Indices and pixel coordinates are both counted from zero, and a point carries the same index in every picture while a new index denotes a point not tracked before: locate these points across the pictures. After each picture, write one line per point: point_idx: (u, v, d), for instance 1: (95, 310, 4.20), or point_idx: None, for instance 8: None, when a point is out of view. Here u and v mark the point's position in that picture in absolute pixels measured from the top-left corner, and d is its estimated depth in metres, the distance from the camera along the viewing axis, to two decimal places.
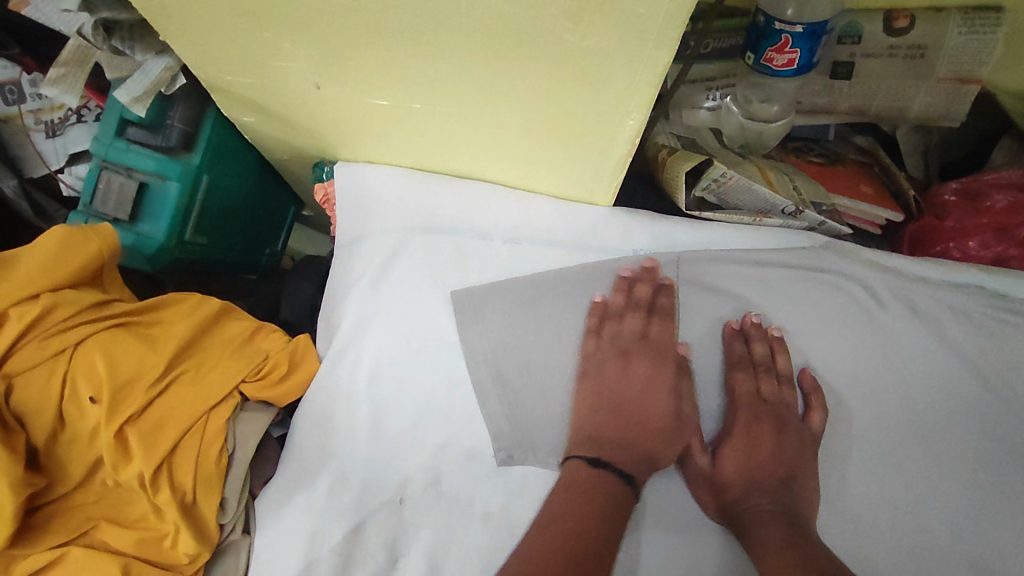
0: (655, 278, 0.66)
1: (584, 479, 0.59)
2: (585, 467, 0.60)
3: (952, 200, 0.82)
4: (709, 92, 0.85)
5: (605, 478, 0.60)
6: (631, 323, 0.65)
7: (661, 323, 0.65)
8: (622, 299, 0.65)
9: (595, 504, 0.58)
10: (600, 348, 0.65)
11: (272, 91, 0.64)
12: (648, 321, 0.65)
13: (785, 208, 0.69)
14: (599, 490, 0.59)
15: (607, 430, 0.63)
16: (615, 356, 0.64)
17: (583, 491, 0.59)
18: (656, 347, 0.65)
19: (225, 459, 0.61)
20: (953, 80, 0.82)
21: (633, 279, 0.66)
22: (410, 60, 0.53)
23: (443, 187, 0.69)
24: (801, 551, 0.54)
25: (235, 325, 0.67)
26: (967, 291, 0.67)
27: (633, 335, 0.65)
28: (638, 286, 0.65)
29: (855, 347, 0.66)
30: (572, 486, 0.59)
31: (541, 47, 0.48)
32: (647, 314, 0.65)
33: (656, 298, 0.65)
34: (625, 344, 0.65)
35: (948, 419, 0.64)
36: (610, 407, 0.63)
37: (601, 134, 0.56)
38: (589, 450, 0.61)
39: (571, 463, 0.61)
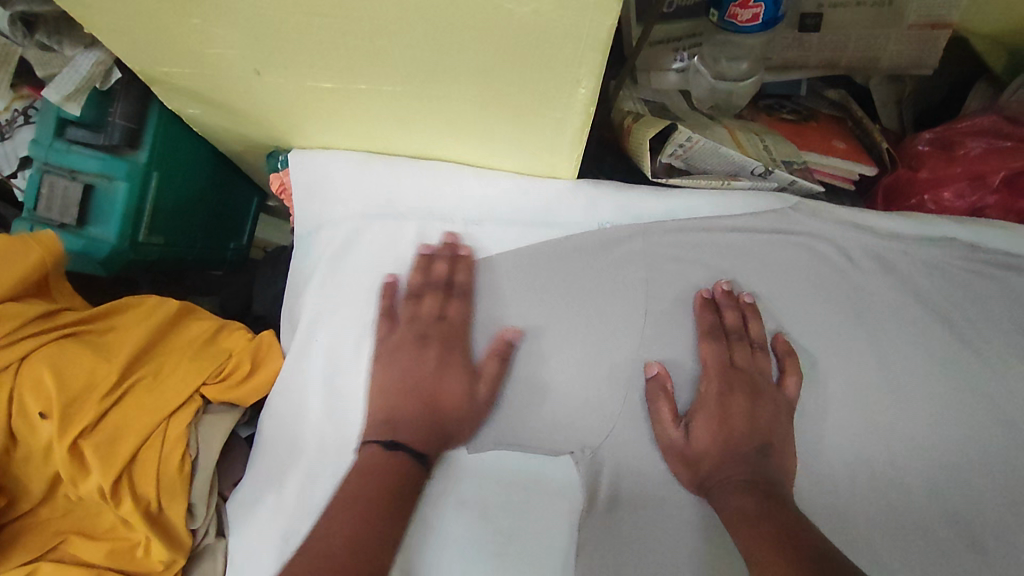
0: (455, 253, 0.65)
1: (379, 460, 0.57)
2: (379, 450, 0.58)
3: (926, 150, 0.80)
4: (676, 53, 0.82)
5: (398, 459, 0.58)
6: (430, 305, 0.64)
7: (461, 304, 0.64)
8: (418, 276, 0.65)
9: (380, 486, 0.56)
10: (398, 331, 0.64)
11: (212, 80, 0.61)
12: (446, 304, 0.64)
13: (753, 169, 0.67)
14: (396, 472, 0.57)
15: (403, 411, 0.60)
16: (412, 342, 0.63)
17: (378, 470, 0.57)
18: (451, 328, 0.63)
19: (189, 465, 0.59)
20: (924, 26, 0.80)
21: (431, 255, 0.65)
22: (343, 38, 0.50)
23: (398, 169, 0.67)
24: (769, 517, 0.54)
25: (194, 326, 0.65)
26: (941, 244, 0.66)
27: (430, 319, 0.63)
28: (436, 262, 0.65)
29: (830, 308, 0.64)
30: (364, 468, 0.57)
31: (482, 16, 0.45)
32: (447, 293, 0.64)
33: (455, 275, 0.65)
34: (425, 330, 0.63)
35: (925, 376, 0.63)
36: (412, 389, 0.61)
37: (553, 103, 0.53)
38: (385, 434, 0.59)
39: (368, 447, 0.59)
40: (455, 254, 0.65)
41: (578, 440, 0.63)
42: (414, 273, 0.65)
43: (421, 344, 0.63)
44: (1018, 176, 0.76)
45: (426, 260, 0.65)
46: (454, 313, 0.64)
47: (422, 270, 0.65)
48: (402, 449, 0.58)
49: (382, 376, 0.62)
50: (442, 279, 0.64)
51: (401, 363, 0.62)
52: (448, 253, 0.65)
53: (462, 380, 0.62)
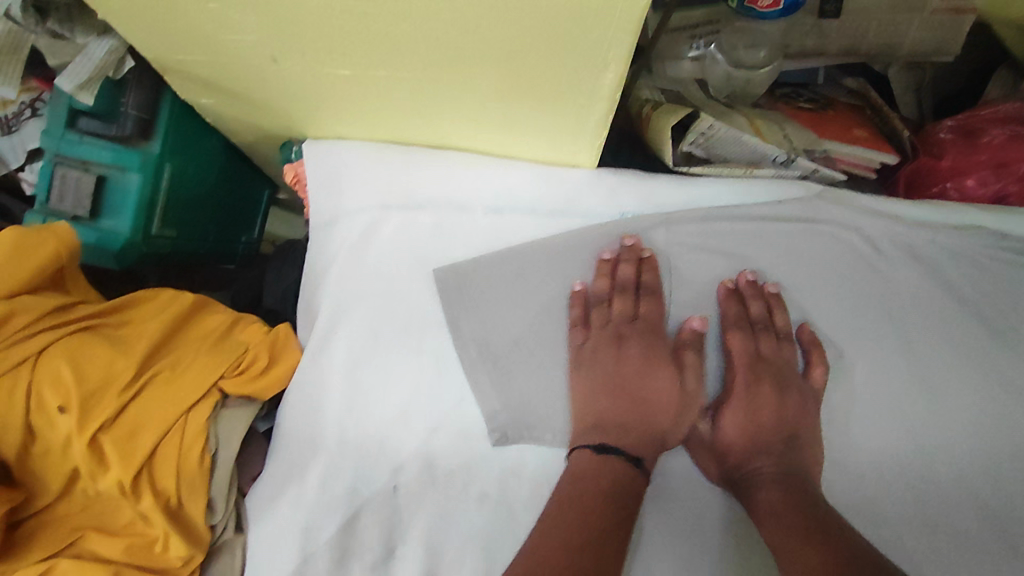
0: (638, 255, 0.63)
1: (589, 464, 0.57)
2: (590, 454, 0.57)
3: (948, 138, 0.79)
4: (692, 40, 0.80)
5: (611, 461, 0.57)
6: (620, 306, 0.62)
7: (652, 302, 0.62)
8: (604, 283, 0.63)
9: (601, 491, 0.55)
10: (588, 336, 0.62)
11: (227, 68, 0.60)
12: (638, 303, 0.63)
13: (776, 158, 0.64)
14: (614, 476, 0.56)
15: (611, 412, 0.60)
16: (610, 342, 0.61)
17: (589, 473, 0.56)
18: (647, 325, 0.62)
19: (208, 459, 0.58)
20: (947, 12, 0.79)
21: (617, 259, 0.64)
22: (365, 22, 0.49)
23: (418, 160, 0.65)
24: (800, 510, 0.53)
25: (211, 319, 0.64)
26: (969, 233, 0.65)
27: (622, 320, 0.62)
28: (622, 266, 0.63)
29: (857, 297, 0.63)
30: (578, 474, 0.57)
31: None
32: (636, 292, 0.63)
33: (641, 276, 0.63)
34: (619, 330, 0.62)
35: (954, 366, 0.62)
36: (617, 394, 0.60)
37: (580, 88, 0.52)
38: (595, 437, 0.58)
39: (578, 452, 0.58)
40: (640, 257, 0.63)
41: None
42: (600, 279, 0.63)
43: (619, 342, 0.61)
44: None
45: (607, 264, 0.63)
46: (648, 312, 0.62)
47: (607, 274, 0.63)
48: (613, 452, 0.57)
49: (586, 380, 0.61)
50: (625, 282, 0.63)
51: (602, 365, 0.61)
52: (633, 256, 0.63)
53: (669, 373, 0.60)
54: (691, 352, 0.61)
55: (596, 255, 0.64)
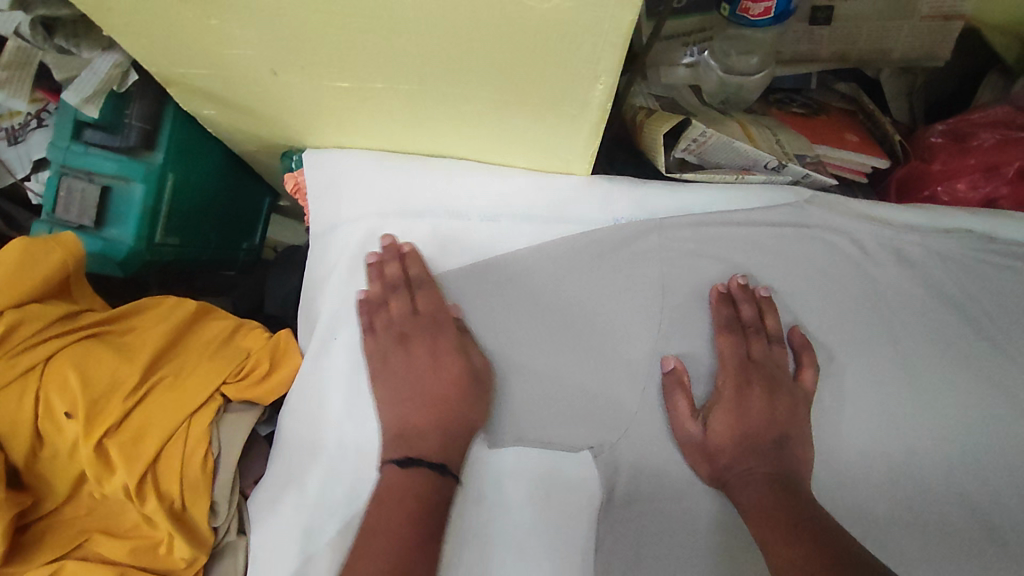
0: (400, 252, 0.66)
1: (396, 481, 0.57)
2: (396, 470, 0.58)
3: (939, 142, 0.80)
4: (686, 49, 0.83)
5: (420, 475, 0.57)
6: (396, 306, 0.64)
7: (425, 294, 0.65)
8: (378, 286, 0.65)
9: (408, 509, 0.55)
10: (376, 344, 0.63)
11: (229, 81, 0.62)
12: (416, 299, 0.65)
13: (767, 163, 0.66)
14: (421, 486, 0.57)
15: (414, 422, 0.60)
16: (394, 345, 0.63)
17: (395, 493, 0.56)
18: (428, 318, 0.64)
19: (211, 463, 0.60)
20: (937, 18, 0.80)
21: (381, 261, 0.66)
22: (362, 37, 0.50)
23: (414, 169, 0.67)
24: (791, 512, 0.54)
25: (214, 325, 0.66)
26: (957, 236, 0.66)
27: (404, 317, 0.64)
28: (387, 266, 0.65)
29: (847, 301, 0.65)
30: (384, 493, 0.57)
31: (502, 15, 0.45)
32: (409, 290, 0.65)
33: (408, 271, 0.65)
34: (405, 329, 0.63)
35: (941, 368, 0.63)
36: (413, 400, 0.61)
37: (569, 99, 0.54)
38: (399, 451, 0.59)
39: (387, 468, 0.58)
40: (401, 252, 0.66)
41: (595, 438, 0.63)
42: (372, 283, 0.65)
43: (404, 343, 0.63)
44: None
45: (376, 267, 0.65)
46: (425, 304, 0.65)
47: (377, 278, 0.65)
48: (423, 465, 0.58)
49: (383, 390, 0.62)
50: (396, 281, 0.65)
51: (392, 369, 0.62)
52: (395, 254, 0.65)
53: (455, 356, 0.62)
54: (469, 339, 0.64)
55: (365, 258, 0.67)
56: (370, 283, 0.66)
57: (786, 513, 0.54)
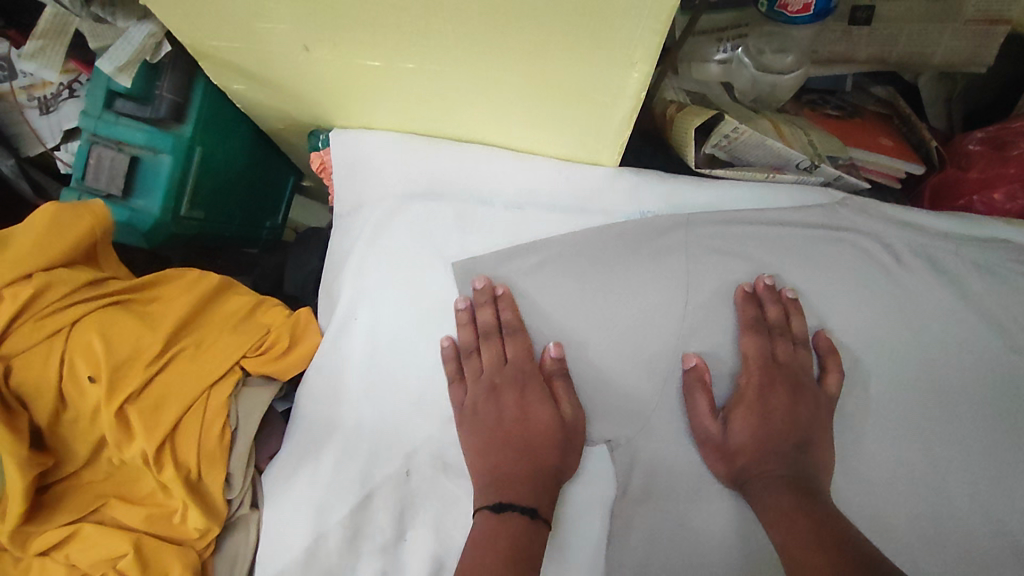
0: (492, 294, 0.64)
1: (490, 527, 0.54)
2: (490, 517, 0.55)
3: (978, 150, 0.78)
4: (720, 43, 0.81)
5: (512, 521, 0.54)
6: (488, 356, 0.63)
7: (514, 343, 0.63)
8: (469, 333, 0.64)
9: (500, 552, 0.52)
10: (469, 392, 0.63)
11: (262, 56, 0.62)
12: (505, 346, 0.63)
13: (799, 163, 0.65)
14: (517, 533, 0.54)
15: (509, 465, 0.59)
16: (485, 396, 0.62)
17: (490, 536, 0.53)
18: (517, 369, 0.62)
19: (228, 435, 0.60)
20: (983, 22, 0.78)
21: (472, 307, 0.65)
22: (398, 14, 0.50)
23: (441, 152, 0.67)
24: (813, 518, 0.53)
25: (236, 299, 0.66)
26: (993, 246, 0.64)
27: (492, 369, 0.63)
28: (478, 311, 0.64)
29: (877, 305, 0.63)
30: (480, 540, 0.54)
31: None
32: (499, 337, 0.64)
33: (501, 316, 0.64)
34: (493, 379, 0.63)
35: (969, 379, 0.62)
36: (499, 445, 0.60)
37: (603, 86, 0.53)
38: (494, 497, 0.56)
39: (480, 513, 0.56)
40: (494, 296, 0.64)
41: (612, 432, 0.63)
42: (462, 330, 0.64)
43: (495, 394, 0.62)
44: None
45: (466, 313, 0.64)
46: (514, 353, 0.63)
47: (468, 324, 0.64)
48: (512, 510, 0.55)
49: (473, 441, 0.61)
50: (488, 326, 0.63)
51: (484, 421, 0.61)
52: (487, 296, 0.64)
53: (544, 405, 0.61)
54: (560, 381, 0.62)
55: (452, 308, 0.65)
56: (459, 330, 0.64)
57: (807, 519, 0.53)
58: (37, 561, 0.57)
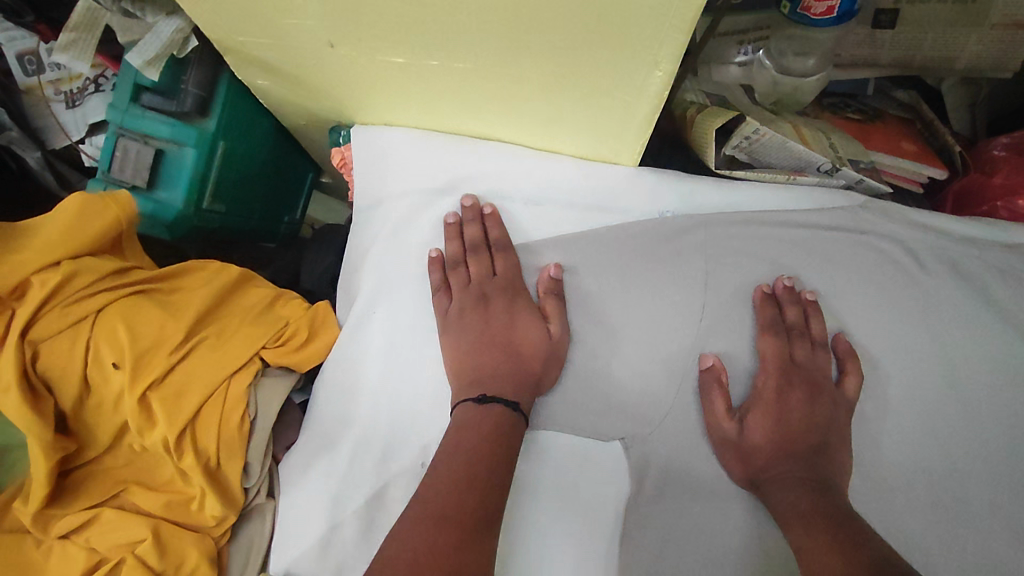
0: (480, 212, 0.66)
1: (472, 415, 0.57)
2: (473, 407, 0.58)
3: (1002, 155, 0.77)
4: (741, 46, 0.82)
5: (493, 409, 0.57)
6: (476, 268, 0.65)
7: (504, 256, 0.65)
8: (457, 246, 0.66)
9: (480, 432, 0.56)
10: (454, 300, 0.64)
11: (287, 52, 0.63)
12: (495, 259, 0.65)
13: (820, 166, 0.65)
14: (498, 417, 0.57)
15: (488, 365, 0.61)
16: (474, 302, 0.63)
17: (472, 420, 0.57)
18: (506, 281, 0.64)
19: (247, 425, 0.61)
20: (1008, 26, 0.77)
21: (461, 222, 0.66)
22: (422, 11, 0.51)
23: (462, 148, 0.67)
24: (831, 519, 0.53)
25: (256, 292, 0.67)
26: (1017, 252, 0.63)
27: (482, 280, 0.65)
28: (466, 227, 0.66)
29: (900, 308, 0.62)
30: (462, 423, 0.57)
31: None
32: (488, 253, 0.66)
33: (488, 233, 0.66)
34: (483, 289, 0.64)
35: (991, 386, 0.61)
36: (486, 344, 0.62)
37: (624, 86, 0.53)
38: (475, 392, 0.59)
39: (462, 405, 0.58)
40: (482, 215, 0.66)
41: (627, 427, 0.63)
42: (451, 241, 0.66)
43: (483, 302, 0.63)
44: None
45: (455, 227, 0.66)
46: (503, 266, 0.65)
47: (457, 237, 0.66)
48: (495, 402, 0.58)
49: (456, 343, 0.62)
50: (475, 240, 0.65)
51: (469, 326, 0.63)
52: (475, 214, 0.66)
53: (534, 321, 0.62)
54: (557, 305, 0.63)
55: (445, 219, 0.67)
56: (447, 242, 0.66)
57: (826, 519, 0.53)
58: (58, 543, 0.58)
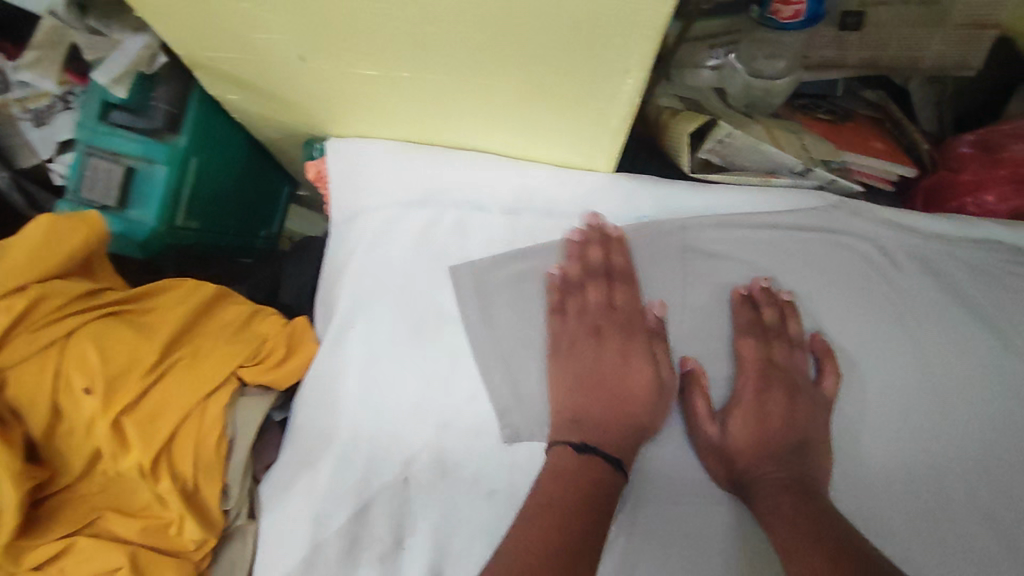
0: (605, 236, 0.64)
1: (572, 463, 0.57)
2: (571, 454, 0.57)
3: (968, 152, 0.79)
4: (712, 50, 0.83)
5: (603, 467, 0.57)
6: (595, 294, 0.63)
7: (627, 289, 0.63)
8: (577, 267, 0.64)
9: (577, 493, 0.55)
10: (565, 327, 0.63)
11: (257, 66, 0.62)
12: (611, 291, 0.63)
13: (792, 166, 0.68)
14: (599, 479, 0.56)
15: (590, 412, 0.60)
16: (586, 335, 0.62)
17: (571, 476, 0.56)
18: (625, 315, 0.63)
19: (225, 446, 0.60)
20: (969, 26, 0.79)
21: (584, 241, 0.65)
22: (393, 22, 0.50)
23: (438, 158, 0.67)
24: (812, 521, 0.53)
25: (232, 309, 0.66)
26: (984, 247, 0.64)
27: (599, 310, 0.63)
28: (590, 248, 0.64)
29: (875, 301, 0.63)
30: (559, 472, 0.57)
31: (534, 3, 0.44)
32: (608, 280, 0.64)
33: (611, 258, 0.64)
34: (597, 321, 0.63)
35: (968, 383, 0.62)
36: (591, 390, 0.61)
37: (597, 95, 0.54)
38: (576, 436, 0.59)
39: (558, 449, 0.58)
40: (607, 238, 0.64)
41: None
42: (571, 262, 0.64)
43: (597, 336, 0.62)
44: None
45: (578, 246, 0.64)
46: (623, 301, 0.63)
47: (578, 258, 0.64)
48: (606, 459, 0.57)
49: (559, 377, 0.61)
50: (597, 265, 0.64)
51: (578, 359, 0.62)
52: (600, 237, 0.64)
53: (646, 365, 0.61)
54: (594, 283, 0.63)
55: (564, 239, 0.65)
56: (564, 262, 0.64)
57: (808, 520, 0.53)
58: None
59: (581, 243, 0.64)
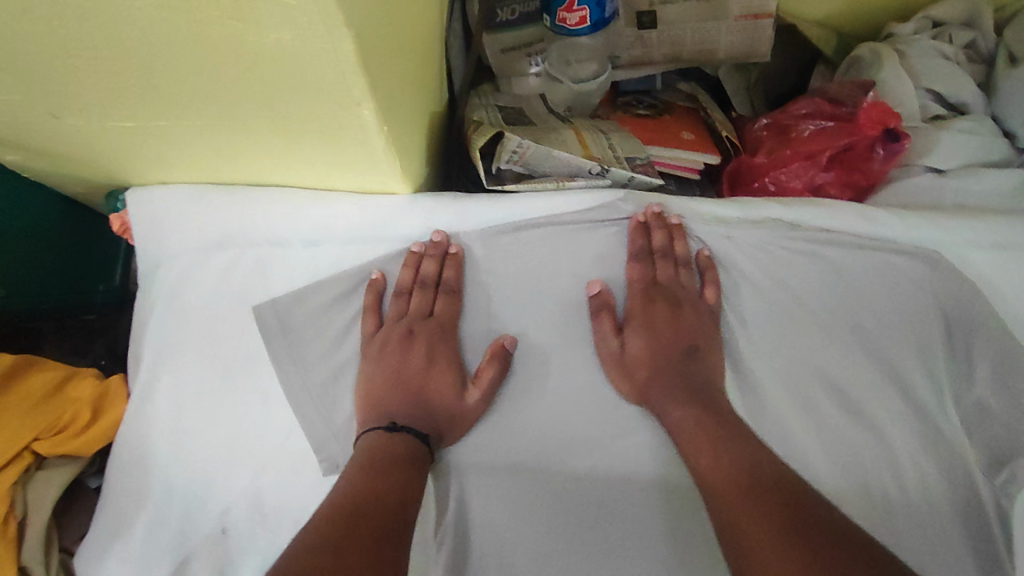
0: (444, 251, 0.66)
1: (380, 441, 0.59)
2: (383, 433, 0.60)
3: (764, 134, 0.85)
4: (530, 58, 0.85)
5: (403, 438, 0.59)
6: (417, 302, 0.66)
7: (448, 300, 0.66)
8: (410, 274, 0.66)
9: (393, 457, 0.57)
10: (380, 329, 0.66)
11: (15, 126, 0.59)
12: (436, 300, 0.66)
13: (589, 169, 0.70)
14: (405, 448, 0.59)
15: (397, 408, 0.62)
16: (399, 337, 0.64)
17: (380, 448, 0.58)
18: (441, 322, 0.65)
19: (14, 526, 0.58)
20: (747, 17, 0.83)
21: (423, 253, 0.66)
22: (117, 79, 0.48)
23: (227, 196, 0.65)
24: (713, 436, 0.57)
25: (38, 377, 0.64)
26: (765, 227, 0.68)
27: (416, 316, 0.65)
28: (425, 261, 0.66)
29: (656, 278, 0.68)
30: (371, 449, 0.58)
31: (225, 47, 0.43)
32: (436, 291, 0.66)
33: (443, 274, 0.66)
34: (412, 325, 0.65)
35: (757, 358, 0.66)
36: (397, 387, 0.63)
37: (349, 125, 0.52)
38: (383, 421, 0.61)
39: (370, 432, 0.60)
40: (446, 253, 0.66)
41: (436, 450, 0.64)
42: (404, 270, 0.66)
43: (407, 340, 0.64)
44: (845, 152, 0.78)
45: (416, 257, 0.66)
46: (442, 310, 0.66)
47: (412, 267, 0.66)
48: (405, 431, 0.60)
49: (373, 372, 0.64)
50: (429, 277, 0.66)
51: (387, 361, 0.64)
52: (440, 251, 0.66)
53: (452, 380, 0.63)
54: (420, 291, 0.66)
55: (406, 248, 0.67)
56: (401, 269, 0.67)
57: (727, 447, 0.56)
58: None
59: (419, 255, 0.66)
